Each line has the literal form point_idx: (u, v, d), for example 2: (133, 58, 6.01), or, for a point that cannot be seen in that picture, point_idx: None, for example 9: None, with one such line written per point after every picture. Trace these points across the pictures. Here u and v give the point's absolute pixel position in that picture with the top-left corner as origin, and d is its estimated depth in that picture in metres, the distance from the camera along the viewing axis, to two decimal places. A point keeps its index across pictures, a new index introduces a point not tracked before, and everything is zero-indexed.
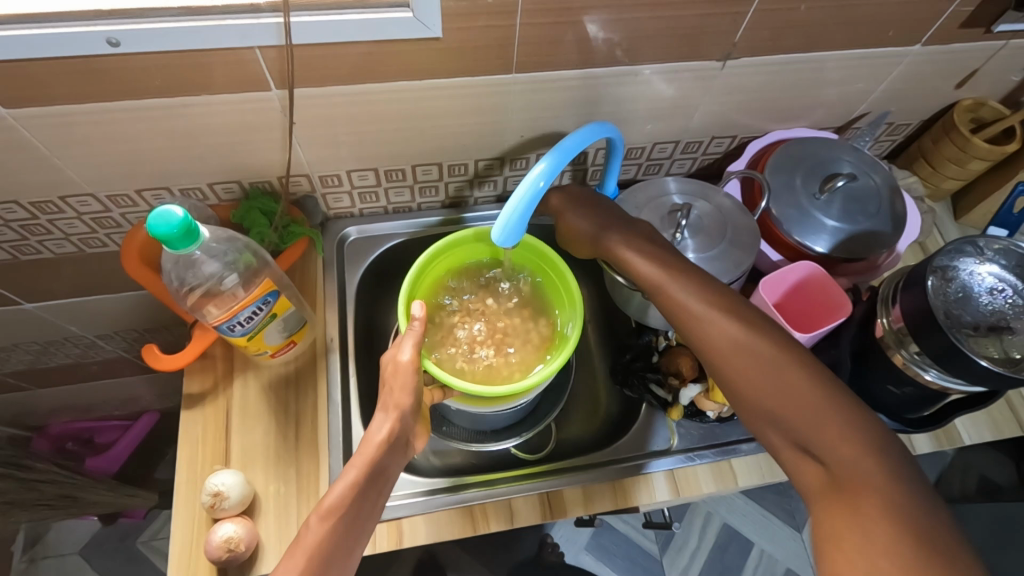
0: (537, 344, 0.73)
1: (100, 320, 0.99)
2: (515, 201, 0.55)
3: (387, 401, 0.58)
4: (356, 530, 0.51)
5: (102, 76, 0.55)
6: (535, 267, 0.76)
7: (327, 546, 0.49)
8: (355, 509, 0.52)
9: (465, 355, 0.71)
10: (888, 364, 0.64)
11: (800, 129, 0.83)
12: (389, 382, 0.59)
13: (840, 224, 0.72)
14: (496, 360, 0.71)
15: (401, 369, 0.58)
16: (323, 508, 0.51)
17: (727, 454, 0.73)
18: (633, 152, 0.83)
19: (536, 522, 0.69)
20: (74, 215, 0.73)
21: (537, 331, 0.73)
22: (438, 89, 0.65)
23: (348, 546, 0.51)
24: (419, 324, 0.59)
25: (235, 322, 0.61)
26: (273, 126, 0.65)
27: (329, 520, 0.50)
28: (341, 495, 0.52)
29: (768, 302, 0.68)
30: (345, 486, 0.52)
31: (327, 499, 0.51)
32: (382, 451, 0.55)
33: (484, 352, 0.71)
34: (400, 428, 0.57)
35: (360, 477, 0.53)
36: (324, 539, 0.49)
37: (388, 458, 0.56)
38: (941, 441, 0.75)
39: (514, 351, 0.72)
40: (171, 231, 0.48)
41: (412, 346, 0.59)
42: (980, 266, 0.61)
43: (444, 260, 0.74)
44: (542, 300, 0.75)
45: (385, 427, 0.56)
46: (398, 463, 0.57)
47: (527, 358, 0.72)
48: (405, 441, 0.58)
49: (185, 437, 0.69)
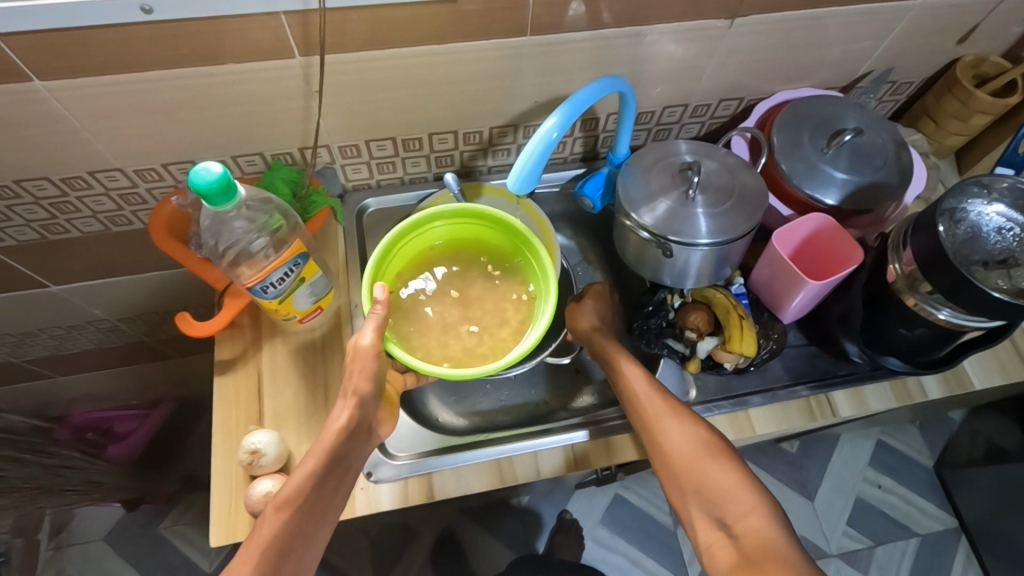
0: (515, 323, 0.72)
1: (124, 301, 1.01)
2: (529, 148, 0.59)
3: (348, 389, 0.60)
4: (314, 520, 0.54)
5: (131, 46, 0.57)
6: (519, 253, 0.75)
7: (283, 539, 0.51)
8: (310, 501, 0.54)
9: (437, 339, 0.70)
10: (900, 306, 0.66)
11: (805, 90, 0.85)
12: (348, 365, 0.60)
13: (849, 176, 0.74)
14: (469, 342, 0.71)
15: (364, 356, 0.60)
16: (278, 500, 0.53)
17: (743, 405, 0.75)
18: (643, 117, 0.85)
19: (561, 474, 0.71)
20: (103, 191, 0.75)
21: (514, 315, 0.72)
22: (455, 53, 0.66)
23: (306, 535, 0.53)
24: (381, 308, 0.59)
25: (268, 283, 0.62)
26: (296, 94, 0.67)
27: (284, 512, 0.53)
28: (296, 486, 0.54)
29: (781, 254, 0.72)
30: (302, 477, 0.55)
31: (283, 491, 0.54)
32: (339, 437, 0.58)
33: (457, 336, 0.71)
34: (358, 415, 0.60)
35: (317, 466, 0.56)
36: (278, 532, 0.51)
37: (348, 445, 0.58)
38: (952, 387, 0.77)
39: (490, 331, 0.71)
40: (211, 186, 0.50)
41: (373, 330, 0.60)
42: (988, 207, 0.62)
43: (419, 237, 0.73)
44: (524, 280, 0.74)
45: (344, 414, 0.59)
46: (360, 450, 0.61)
47: (500, 338, 0.71)
48: (366, 427, 0.61)
49: (218, 401, 0.72)
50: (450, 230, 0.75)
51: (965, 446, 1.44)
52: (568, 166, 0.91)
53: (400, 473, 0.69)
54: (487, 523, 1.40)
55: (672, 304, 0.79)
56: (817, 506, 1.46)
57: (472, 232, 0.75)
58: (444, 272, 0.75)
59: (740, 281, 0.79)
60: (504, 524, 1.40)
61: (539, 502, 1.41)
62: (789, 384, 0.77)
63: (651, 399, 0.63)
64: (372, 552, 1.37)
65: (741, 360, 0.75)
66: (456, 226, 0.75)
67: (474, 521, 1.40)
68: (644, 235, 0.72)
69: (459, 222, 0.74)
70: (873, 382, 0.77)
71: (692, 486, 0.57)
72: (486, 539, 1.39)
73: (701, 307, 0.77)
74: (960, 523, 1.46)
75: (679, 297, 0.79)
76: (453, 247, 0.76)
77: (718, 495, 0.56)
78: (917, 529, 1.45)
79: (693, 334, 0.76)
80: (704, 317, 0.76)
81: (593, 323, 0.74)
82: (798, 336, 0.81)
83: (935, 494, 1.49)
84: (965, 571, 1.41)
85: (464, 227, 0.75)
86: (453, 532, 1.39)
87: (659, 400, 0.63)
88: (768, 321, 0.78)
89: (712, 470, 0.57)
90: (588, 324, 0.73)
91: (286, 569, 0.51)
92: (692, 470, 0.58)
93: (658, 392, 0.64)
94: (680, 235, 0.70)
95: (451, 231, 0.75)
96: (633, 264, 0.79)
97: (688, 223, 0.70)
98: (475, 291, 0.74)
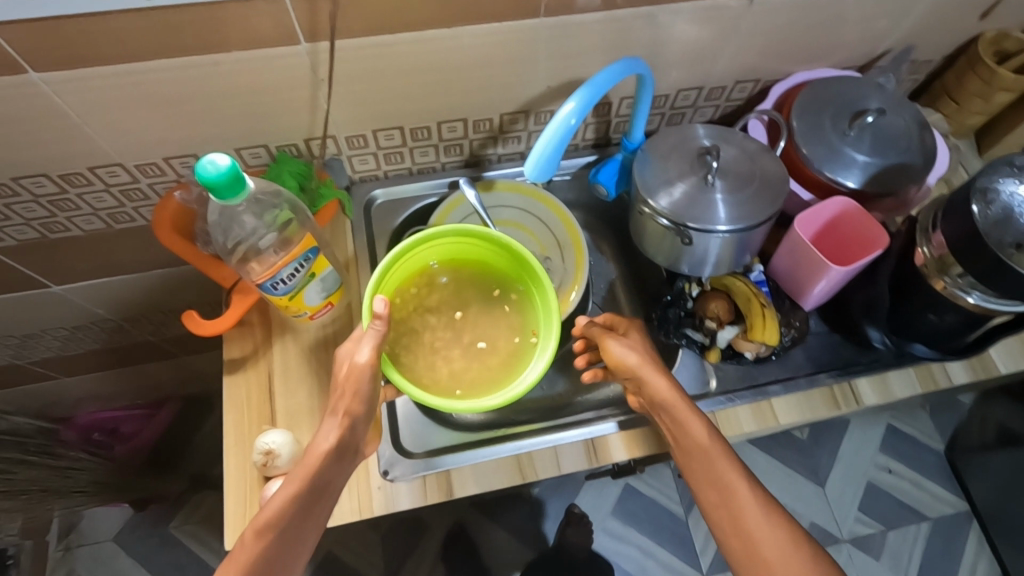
0: (506, 356, 0.66)
1: (128, 300, 0.99)
2: (547, 135, 0.56)
3: (340, 407, 0.57)
4: (293, 547, 0.52)
5: (129, 35, 0.54)
6: (523, 284, 0.69)
7: (256, 569, 0.50)
8: (290, 524, 0.53)
9: (426, 357, 0.65)
10: (931, 291, 0.64)
11: (823, 70, 0.82)
12: (343, 384, 0.56)
13: (872, 159, 0.72)
14: (458, 367, 0.65)
15: (357, 373, 0.56)
16: (259, 525, 0.51)
17: (764, 395, 0.73)
18: (657, 101, 0.82)
19: (582, 468, 0.70)
20: (103, 187, 0.72)
21: (507, 350, 0.66)
22: (465, 37, 0.64)
23: (279, 566, 0.52)
24: (380, 323, 0.56)
25: (278, 279, 0.60)
26: (301, 83, 0.64)
27: (263, 538, 0.51)
28: (278, 511, 0.52)
29: (805, 239, 0.70)
30: (284, 501, 0.53)
31: (263, 515, 0.52)
32: (326, 461, 0.55)
33: (445, 357, 0.66)
34: (347, 436, 0.57)
35: (302, 490, 0.54)
36: (254, 557, 0.50)
37: (333, 469, 0.56)
38: (977, 372, 0.76)
39: (480, 359, 0.66)
40: (219, 178, 0.48)
41: (370, 348, 0.56)
42: (1021, 186, 0.59)
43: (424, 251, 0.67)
44: (524, 315, 0.68)
45: (332, 435, 0.56)
46: (344, 474, 0.58)
47: (489, 371, 0.65)
48: (354, 447, 0.59)
49: (230, 401, 0.70)
50: (453, 248, 0.69)
51: None
52: (580, 153, 0.89)
53: (416, 470, 0.68)
54: (498, 516, 1.39)
55: (691, 293, 0.78)
56: (829, 493, 1.45)
57: (477, 254, 0.70)
58: (440, 290, 0.69)
59: (759, 268, 0.77)
60: (515, 517, 1.39)
61: (550, 495, 1.40)
62: (811, 372, 0.76)
63: (693, 430, 0.60)
64: (383, 547, 1.36)
65: (763, 349, 0.74)
66: (461, 244, 0.69)
67: (486, 514, 1.39)
68: (663, 222, 0.70)
69: (466, 241, 0.68)
70: (896, 368, 0.75)
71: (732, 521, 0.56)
72: (497, 532, 1.38)
73: (721, 295, 0.76)
74: (972, 507, 1.45)
75: (697, 286, 0.78)
76: (454, 266, 0.70)
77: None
78: (929, 514, 1.44)
79: (713, 324, 0.75)
80: (725, 306, 0.75)
81: (640, 354, 0.64)
82: (819, 323, 0.79)
83: (947, 478, 1.48)
84: (977, 555, 1.41)
85: (470, 247, 0.69)
86: (464, 525, 1.38)
87: (723, 467, 0.58)
88: (790, 309, 0.76)
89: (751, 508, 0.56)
90: (636, 359, 0.64)
91: None
92: (731, 506, 0.57)
93: (720, 455, 0.59)
94: (701, 222, 0.68)
95: (455, 249, 0.69)
96: (650, 250, 0.77)
97: (708, 209, 0.68)
98: (474, 313, 0.69)
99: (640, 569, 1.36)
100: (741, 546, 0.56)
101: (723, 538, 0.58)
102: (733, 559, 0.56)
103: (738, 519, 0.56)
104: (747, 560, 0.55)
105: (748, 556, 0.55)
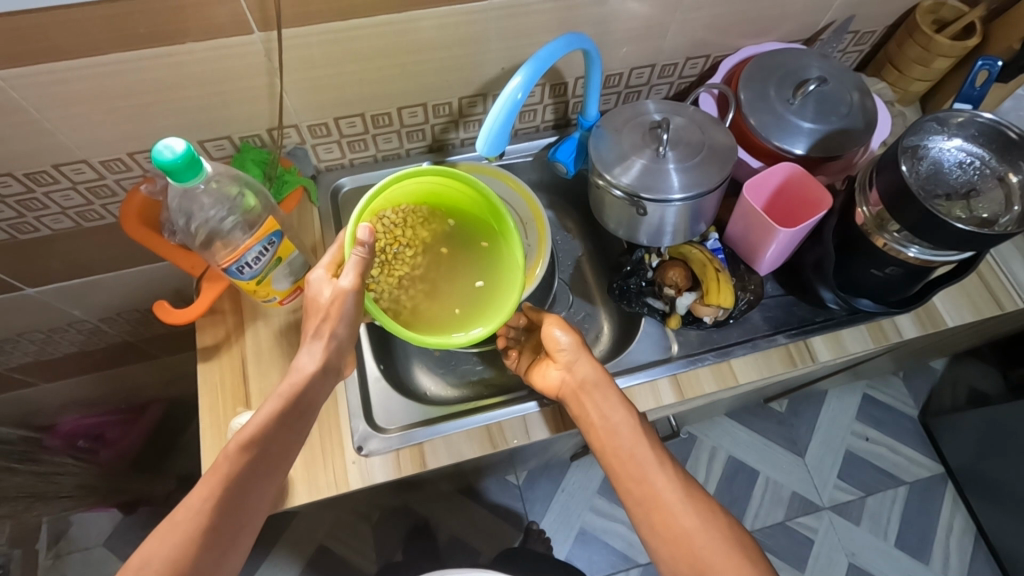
0: (473, 295, 0.71)
1: (103, 301, 0.99)
2: (496, 110, 0.59)
3: (324, 330, 0.59)
4: (274, 462, 0.56)
5: (86, 28, 0.56)
6: (502, 238, 0.71)
7: (243, 477, 0.54)
8: (273, 438, 0.56)
9: (393, 285, 0.72)
10: (873, 247, 0.67)
11: (769, 44, 0.85)
12: (328, 310, 0.59)
13: (817, 125, 0.75)
14: (420, 301, 0.71)
15: (341, 296, 0.58)
16: (244, 439, 0.54)
17: (725, 356, 0.77)
18: (611, 79, 0.85)
19: (550, 435, 0.73)
20: (69, 185, 0.74)
21: (474, 290, 0.71)
22: (416, 21, 0.66)
23: (265, 477, 0.56)
24: (363, 250, 0.58)
25: (243, 262, 0.63)
26: (259, 71, 0.66)
27: (247, 452, 0.55)
28: (262, 428, 0.55)
29: (752, 203, 0.74)
30: (266, 418, 0.56)
31: (248, 430, 0.55)
32: (311, 381, 0.58)
33: (412, 291, 0.71)
34: (329, 358, 0.60)
35: (282, 409, 0.57)
36: (238, 467, 0.54)
37: (316, 387, 0.59)
38: (925, 325, 0.79)
39: (445, 298, 0.71)
40: (176, 161, 0.51)
41: (353, 274, 0.59)
42: (947, 142, 0.64)
43: (408, 185, 0.70)
44: (494, 274, 0.71)
45: (315, 357, 0.59)
46: (327, 392, 0.61)
47: (445, 313, 0.70)
48: (337, 367, 0.61)
49: (204, 386, 0.72)
50: (435, 186, 0.72)
51: (948, 393, 1.44)
52: (541, 134, 0.91)
53: (389, 445, 0.70)
54: (488, 503, 1.40)
55: (650, 263, 0.81)
56: (809, 462, 1.47)
57: (455, 194, 0.72)
58: (418, 225, 0.73)
59: (715, 236, 0.80)
60: (503, 502, 1.40)
61: (537, 477, 1.42)
62: (769, 333, 0.79)
63: (620, 415, 0.65)
64: (374, 537, 1.37)
65: (720, 312, 0.77)
66: (443, 183, 0.71)
67: (474, 501, 1.40)
68: (619, 193, 0.72)
69: (447, 180, 0.70)
70: (848, 326, 0.79)
71: (651, 499, 0.62)
72: (487, 517, 1.39)
73: (679, 263, 0.79)
74: (946, 469, 1.47)
75: (656, 256, 0.81)
76: (432, 204, 0.74)
77: (707, 556, 0.59)
78: (905, 477, 1.46)
79: (671, 291, 0.78)
80: (683, 273, 0.78)
81: (576, 336, 0.69)
82: (775, 287, 0.82)
83: (921, 442, 1.50)
84: (952, 513, 1.43)
85: (449, 187, 0.72)
86: (452, 513, 1.39)
87: (647, 448, 0.64)
88: (745, 273, 0.80)
89: (669, 486, 0.63)
90: (573, 340, 0.69)
91: (243, 503, 0.54)
92: (650, 486, 0.63)
93: (645, 436, 0.65)
94: (653, 192, 0.70)
95: (455, 186, 0.71)
96: (610, 223, 0.79)
97: (662, 179, 0.70)
98: (448, 254, 0.74)
99: (629, 545, 1.36)
100: (661, 519, 0.61)
101: (639, 514, 0.63)
102: (650, 533, 0.62)
103: (659, 496, 0.62)
104: (666, 531, 0.61)
105: (667, 528, 0.61)
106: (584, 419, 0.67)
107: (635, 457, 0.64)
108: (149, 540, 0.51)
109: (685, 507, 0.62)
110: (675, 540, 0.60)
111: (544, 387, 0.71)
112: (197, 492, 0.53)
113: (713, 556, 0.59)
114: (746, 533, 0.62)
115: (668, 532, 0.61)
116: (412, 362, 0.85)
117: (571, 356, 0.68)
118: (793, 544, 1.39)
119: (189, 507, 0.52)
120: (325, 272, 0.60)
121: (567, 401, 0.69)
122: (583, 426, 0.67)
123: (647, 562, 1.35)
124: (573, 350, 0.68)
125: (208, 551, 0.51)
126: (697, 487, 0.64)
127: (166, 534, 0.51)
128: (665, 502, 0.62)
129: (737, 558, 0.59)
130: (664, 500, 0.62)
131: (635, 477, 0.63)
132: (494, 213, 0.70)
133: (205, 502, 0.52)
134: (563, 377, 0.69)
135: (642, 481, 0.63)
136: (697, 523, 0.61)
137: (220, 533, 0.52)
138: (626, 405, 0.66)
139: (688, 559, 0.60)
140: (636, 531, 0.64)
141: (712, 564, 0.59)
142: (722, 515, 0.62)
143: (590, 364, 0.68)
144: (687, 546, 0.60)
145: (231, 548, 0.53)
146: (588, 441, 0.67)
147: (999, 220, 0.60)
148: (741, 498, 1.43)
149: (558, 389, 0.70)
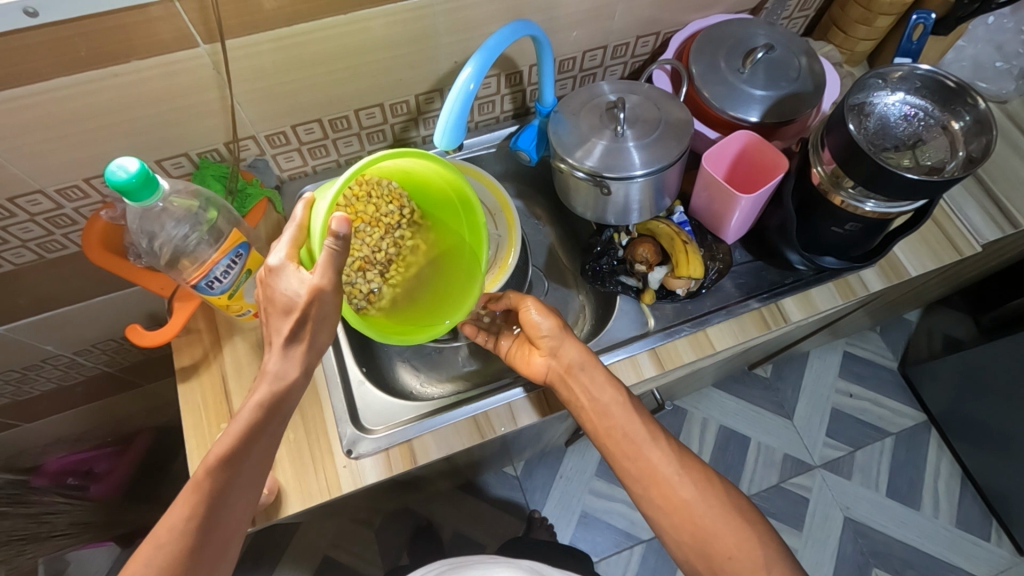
0: (432, 282, 0.74)
1: (77, 334, 0.97)
2: (450, 102, 0.60)
3: (303, 334, 0.58)
4: (252, 475, 0.56)
5: (25, 54, 0.54)
6: (473, 229, 0.72)
7: (223, 492, 0.54)
8: (247, 450, 0.55)
9: (350, 268, 0.75)
10: (831, 206, 0.69)
11: (716, 16, 0.86)
12: (307, 311, 0.57)
13: (768, 92, 0.77)
14: (376, 285, 0.75)
15: (319, 297, 0.57)
16: (220, 455, 0.54)
17: (701, 325, 0.78)
18: (566, 64, 0.86)
19: (537, 420, 0.74)
20: (27, 217, 0.72)
21: (435, 280, 0.74)
22: (363, 21, 0.66)
23: (247, 490, 0.55)
24: (335, 242, 0.55)
25: (212, 278, 0.63)
26: (209, 84, 0.66)
27: (225, 469, 0.54)
28: (238, 441, 0.55)
29: (712, 173, 0.75)
30: (240, 431, 0.55)
31: (222, 444, 0.55)
32: (287, 390, 0.58)
33: (371, 276, 0.76)
34: (306, 362, 0.59)
35: (255, 420, 0.56)
36: (218, 484, 0.54)
37: (289, 393, 0.59)
38: (890, 276, 0.81)
39: (402, 285, 0.76)
40: (131, 180, 0.51)
41: (325, 268, 0.57)
42: (890, 96, 0.67)
43: (385, 164, 0.71)
44: (457, 264, 0.73)
45: (294, 364, 0.58)
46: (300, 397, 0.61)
47: (403, 300, 0.74)
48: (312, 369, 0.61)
49: (187, 408, 0.72)
50: (410, 166, 0.72)
51: (924, 343, 1.49)
52: (501, 125, 0.92)
53: (379, 445, 0.70)
54: (488, 497, 1.41)
55: (620, 242, 0.83)
56: (797, 424, 1.50)
57: (422, 172, 0.73)
58: (381, 202, 0.75)
59: (680, 210, 0.83)
60: (503, 494, 1.41)
61: (534, 466, 1.43)
62: (741, 299, 0.80)
63: (610, 394, 0.66)
64: (379, 543, 1.37)
65: (692, 284, 0.78)
66: (416, 164, 0.71)
67: (474, 496, 1.41)
68: (581, 175, 0.73)
69: (419, 163, 0.71)
70: (817, 285, 0.80)
71: (648, 474, 0.64)
72: (488, 510, 1.40)
73: (647, 240, 0.80)
74: (929, 416, 1.51)
75: (625, 235, 0.83)
76: (399, 178, 0.76)
77: (706, 523, 0.61)
78: (890, 428, 1.50)
79: (642, 267, 0.80)
80: (652, 249, 0.79)
81: (555, 319, 0.69)
82: (744, 254, 0.84)
83: (903, 393, 1.54)
84: (938, 458, 1.47)
85: (422, 168, 0.72)
86: (454, 510, 1.40)
87: (639, 424, 0.65)
88: (712, 243, 0.82)
89: (663, 458, 0.64)
90: (552, 324, 0.69)
91: (223, 519, 0.54)
92: (646, 462, 0.64)
93: (634, 411, 0.66)
94: (615, 171, 0.71)
95: (427, 169, 0.71)
96: (578, 206, 0.80)
97: (622, 158, 0.71)
98: (411, 238, 0.77)
99: (630, 523, 1.38)
100: (661, 493, 0.63)
101: (638, 489, 0.65)
102: (651, 506, 0.64)
103: (657, 469, 0.64)
104: (666, 503, 0.63)
105: (668, 501, 0.63)
106: (574, 402, 0.67)
107: (628, 434, 0.65)
108: (132, 562, 0.51)
109: (683, 477, 0.63)
110: (676, 511, 0.62)
111: (530, 371, 0.71)
112: (176, 511, 0.53)
113: (714, 521, 0.61)
114: (743, 497, 0.64)
115: (670, 503, 0.63)
116: (395, 362, 0.86)
117: (554, 341, 0.68)
118: (790, 505, 1.42)
119: (172, 527, 0.52)
120: (291, 263, 0.58)
121: (555, 385, 0.69)
122: (574, 408, 0.68)
123: (649, 538, 1.37)
124: (557, 332, 0.69)
125: (194, 568, 0.51)
126: (689, 455, 0.66)
127: (149, 555, 0.50)
128: (662, 475, 0.63)
129: (736, 521, 0.61)
130: (661, 473, 0.63)
131: (629, 454, 0.65)
132: (462, 203, 0.71)
133: (188, 522, 0.52)
134: (549, 363, 0.69)
135: (638, 458, 0.64)
136: (695, 492, 0.63)
137: (206, 550, 0.53)
138: (615, 382, 0.67)
139: (692, 528, 0.61)
140: (638, 506, 0.65)
141: (713, 530, 0.61)
142: (718, 482, 0.64)
143: (575, 346, 0.67)
144: (689, 514, 0.62)
145: (217, 564, 0.54)
146: (579, 420, 0.68)
147: (946, 166, 0.63)
148: (737, 466, 1.46)
149: (544, 375, 0.70)
